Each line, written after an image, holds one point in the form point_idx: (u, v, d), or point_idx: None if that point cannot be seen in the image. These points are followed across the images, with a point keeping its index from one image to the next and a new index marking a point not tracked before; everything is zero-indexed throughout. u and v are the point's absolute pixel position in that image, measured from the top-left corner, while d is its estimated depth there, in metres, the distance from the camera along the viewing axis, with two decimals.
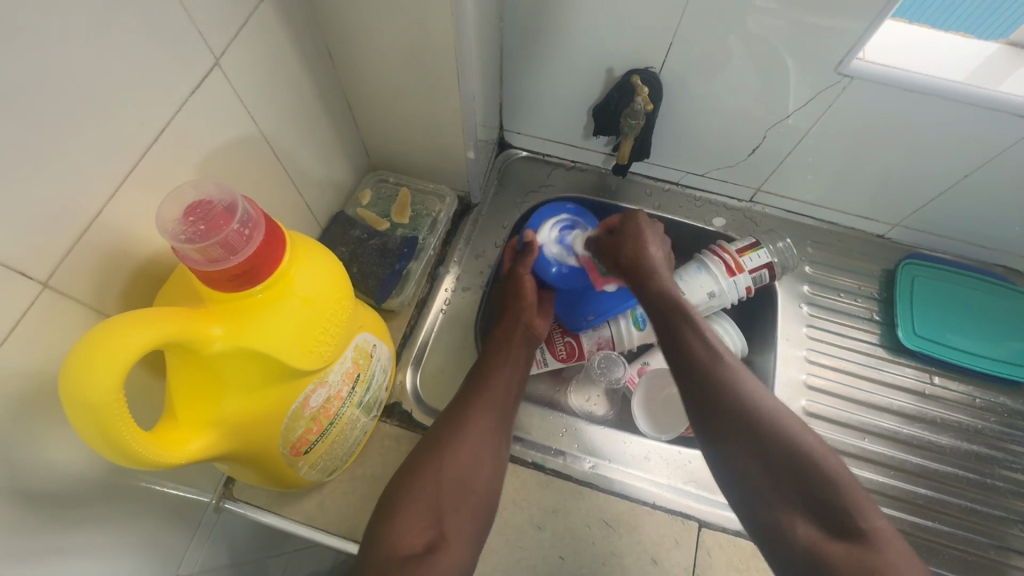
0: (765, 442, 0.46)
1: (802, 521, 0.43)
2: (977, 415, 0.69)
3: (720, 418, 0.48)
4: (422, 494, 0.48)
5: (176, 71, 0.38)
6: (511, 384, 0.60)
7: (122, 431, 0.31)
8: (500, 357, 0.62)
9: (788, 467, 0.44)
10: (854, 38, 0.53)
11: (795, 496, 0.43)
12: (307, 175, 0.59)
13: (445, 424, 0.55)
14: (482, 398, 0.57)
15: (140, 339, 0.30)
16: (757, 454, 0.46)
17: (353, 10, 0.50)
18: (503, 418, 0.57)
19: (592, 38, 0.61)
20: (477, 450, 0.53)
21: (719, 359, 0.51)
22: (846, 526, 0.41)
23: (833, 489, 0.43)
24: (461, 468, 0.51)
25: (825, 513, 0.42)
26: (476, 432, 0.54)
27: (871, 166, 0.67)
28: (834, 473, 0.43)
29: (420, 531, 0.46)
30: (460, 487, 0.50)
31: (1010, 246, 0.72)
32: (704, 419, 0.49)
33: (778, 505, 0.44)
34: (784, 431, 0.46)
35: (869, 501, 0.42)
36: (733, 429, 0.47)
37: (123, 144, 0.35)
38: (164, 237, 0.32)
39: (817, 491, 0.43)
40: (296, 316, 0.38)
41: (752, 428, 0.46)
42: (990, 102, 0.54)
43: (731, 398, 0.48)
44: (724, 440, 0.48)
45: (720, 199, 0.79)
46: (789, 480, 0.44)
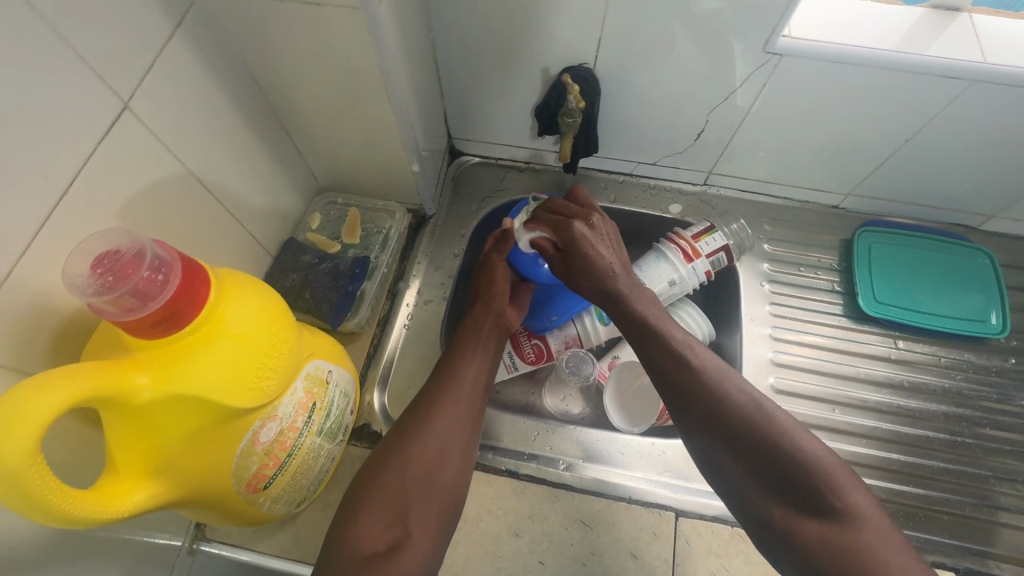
0: (733, 429, 0.45)
1: (778, 504, 0.43)
2: (944, 374, 0.70)
3: (698, 411, 0.47)
4: (387, 490, 0.47)
5: (82, 121, 0.37)
6: (481, 373, 0.58)
7: (47, 494, 0.30)
8: (469, 347, 0.60)
9: (760, 454, 0.44)
10: (777, 16, 0.53)
11: (777, 483, 0.43)
12: (249, 206, 0.58)
13: (414, 414, 0.53)
14: (451, 388, 0.55)
15: (55, 399, 0.30)
16: (727, 443, 0.45)
17: (271, 37, 0.49)
18: (474, 409, 0.55)
19: (521, 41, 0.62)
20: (445, 441, 0.51)
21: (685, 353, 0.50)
22: (819, 505, 0.41)
23: (808, 471, 0.42)
24: (428, 460, 0.49)
25: (800, 493, 0.42)
26: (445, 423, 0.52)
27: (814, 140, 0.67)
28: (808, 455, 0.43)
29: (383, 531, 0.45)
30: (427, 480, 0.49)
31: (963, 204, 0.73)
32: (677, 406, 0.48)
33: (754, 491, 0.44)
34: (757, 420, 0.44)
35: (850, 479, 0.42)
36: (704, 417, 0.46)
37: (31, 200, 0.35)
38: (74, 293, 0.33)
39: (789, 474, 0.43)
40: (228, 353, 0.37)
41: (721, 417, 0.46)
42: (917, 66, 0.55)
43: (707, 390, 0.47)
44: (697, 429, 0.47)
45: (675, 185, 0.79)
46: (769, 469, 0.43)
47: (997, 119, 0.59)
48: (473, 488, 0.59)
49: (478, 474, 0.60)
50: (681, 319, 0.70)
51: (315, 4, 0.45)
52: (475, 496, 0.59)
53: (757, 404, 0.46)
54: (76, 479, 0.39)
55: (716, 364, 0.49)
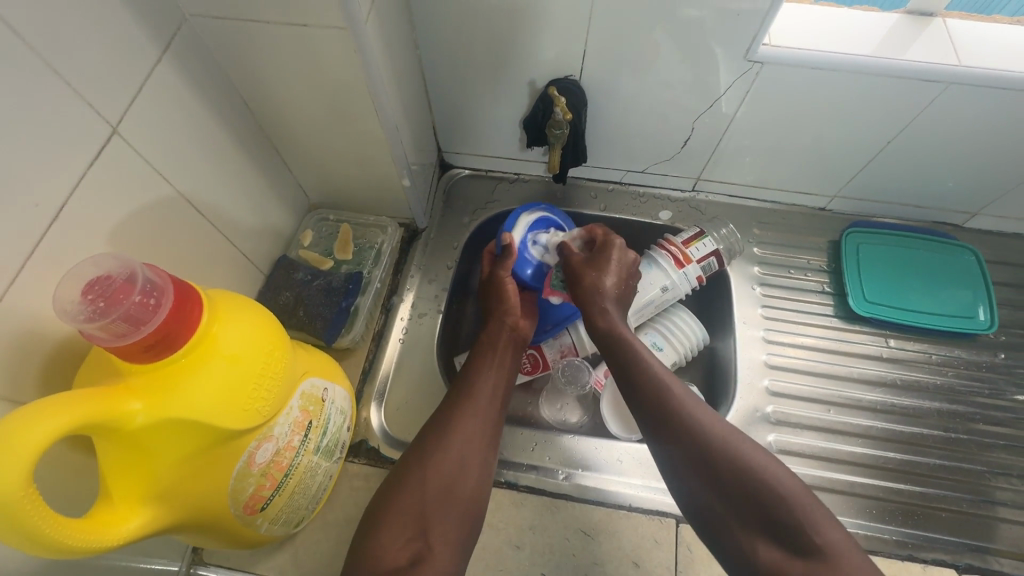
0: (713, 465, 0.45)
1: (764, 545, 0.42)
2: (936, 371, 0.71)
3: (680, 452, 0.47)
4: (408, 504, 0.47)
5: (72, 147, 0.38)
6: (499, 384, 0.58)
7: (40, 526, 0.30)
8: (485, 361, 0.59)
9: (740, 490, 0.44)
10: (757, 25, 0.54)
11: (758, 522, 0.43)
12: (240, 226, 0.59)
13: (434, 426, 0.53)
14: (468, 400, 0.55)
15: (47, 428, 0.30)
16: (710, 480, 0.45)
17: (259, 58, 0.50)
18: (492, 420, 0.55)
19: (508, 55, 0.62)
20: (464, 454, 0.51)
21: (667, 392, 0.50)
22: (802, 543, 0.41)
23: (788, 509, 0.42)
24: (447, 473, 0.49)
25: (782, 533, 0.42)
26: (464, 436, 0.52)
27: (798, 144, 0.68)
28: (785, 491, 0.43)
29: (403, 545, 0.45)
30: (446, 494, 0.48)
31: (947, 203, 0.74)
32: (659, 442, 0.49)
33: (739, 530, 0.44)
34: (736, 455, 0.45)
35: (828, 517, 0.42)
36: (687, 453, 0.47)
37: (21, 228, 0.35)
38: (65, 320, 0.32)
39: (771, 510, 0.42)
40: (222, 376, 0.37)
41: (701, 454, 0.46)
42: (895, 70, 0.56)
43: (689, 430, 0.47)
44: (680, 467, 0.47)
45: (665, 192, 0.80)
46: (749, 509, 0.43)
47: (975, 120, 0.60)
48: None
49: None
50: (675, 324, 0.71)
51: (301, 25, 0.46)
52: None
53: (733, 438, 0.46)
54: (68, 507, 0.38)
55: (694, 399, 0.50)
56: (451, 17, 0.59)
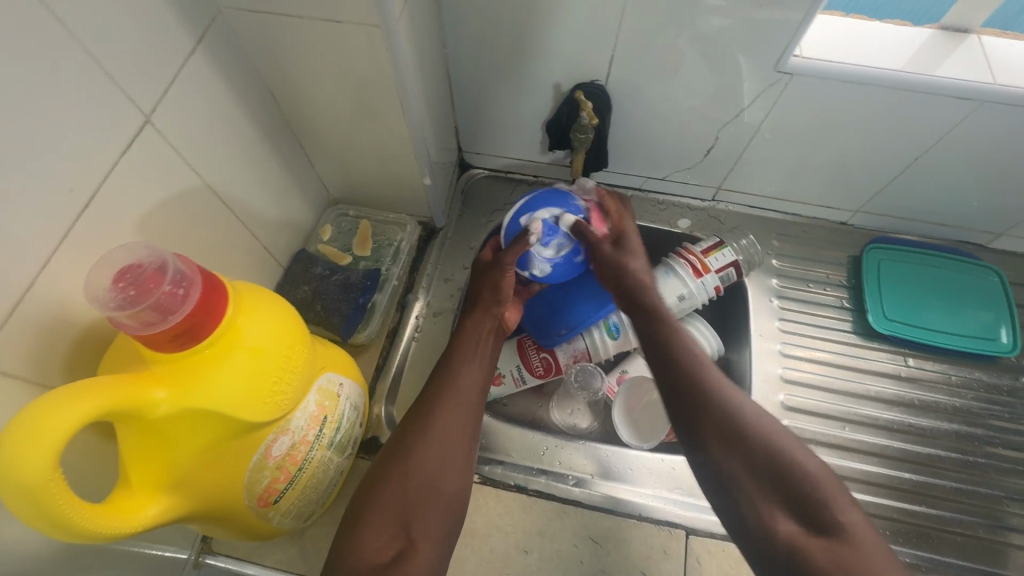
0: (745, 441, 0.43)
1: (784, 518, 0.40)
2: (955, 393, 0.70)
3: (706, 417, 0.44)
4: (389, 501, 0.46)
5: (106, 135, 0.38)
6: (480, 379, 0.56)
7: (63, 510, 0.30)
8: (468, 350, 0.57)
9: (768, 465, 0.42)
10: (789, 35, 0.54)
11: (780, 496, 0.41)
12: (263, 218, 0.59)
13: (412, 423, 0.51)
14: (449, 395, 0.53)
15: (75, 414, 0.30)
16: (742, 454, 0.42)
17: (288, 53, 0.50)
18: (474, 415, 0.53)
19: (534, 56, 0.62)
20: (444, 450, 0.50)
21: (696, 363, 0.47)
22: (824, 521, 0.39)
23: (813, 487, 0.40)
24: (428, 470, 0.48)
25: (802, 507, 0.40)
26: (445, 430, 0.51)
27: (824, 158, 0.68)
28: (809, 471, 0.41)
29: (386, 541, 0.44)
30: (427, 490, 0.47)
31: (971, 222, 0.73)
32: (681, 410, 0.46)
33: (759, 503, 0.41)
34: (768, 436, 0.43)
35: (847, 498, 0.41)
36: (717, 425, 0.44)
37: (55, 213, 0.36)
38: (96, 306, 0.33)
39: (794, 489, 0.41)
40: (243, 367, 0.37)
41: (737, 430, 0.43)
42: (927, 86, 0.55)
43: (718, 398, 0.45)
44: (706, 437, 0.44)
45: (684, 201, 0.80)
46: (772, 481, 0.41)
47: (1006, 139, 0.59)
48: (482, 503, 0.59)
49: (487, 489, 0.60)
50: (689, 334, 0.70)
51: (333, 21, 0.46)
52: (485, 512, 0.59)
53: (768, 420, 0.44)
54: (88, 490, 0.39)
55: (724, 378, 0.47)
56: (480, 17, 0.59)
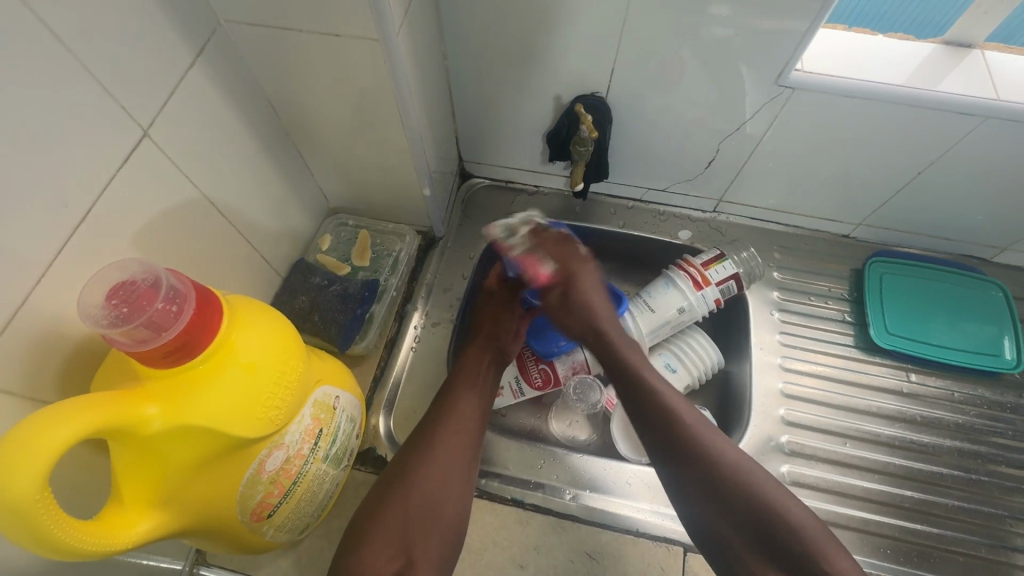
0: (734, 499, 0.46)
1: (767, 565, 0.45)
2: (958, 409, 0.69)
3: (692, 467, 0.48)
4: (390, 521, 0.46)
5: (102, 149, 0.38)
6: (481, 405, 0.56)
7: (50, 529, 0.30)
8: (469, 377, 0.58)
9: (756, 520, 0.45)
10: (791, 49, 0.53)
11: (762, 545, 0.45)
12: (263, 228, 0.59)
13: (415, 447, 0.51)
14: (450, 421, 0.53)
15: (65, 432, 0.30)
16: (726, 510, 0.46)
17: (288, 64, 0.50)
18: (475, 438, 0.54)
19: (535, 68, 0.62)
20: (445, 473, 0.50)
21: (683, 425, 0.49)
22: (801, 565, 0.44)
23: (796, 539, 0.44)
24: (429, 494, 0.48)
25: (785, 557, 0.44)
26: (447, 451, 0.51)
27: (827, 171, 0.67)
28: (794, 522, 0.45)
29: (386, 560, 0.45)
30: (429, 511, 0.48)
31: (976, 237, 0.72)
32: (673, 463, 0.49)
33: (746, 554, 0.46)
34: (749, 487, 0.46)
35: (828, 545, 0.45)
36: (702, 477, 0.47)
37: (49, 228, 0.35)
38: (88, 324, 0.33)
39: (776, 535, 0.45)
40: (237, 384, 0.37)
41: (720, 483, 0.47)
42: (930, 101, 0.55)
43: (703, 456, 0.48)
44: (691, 486, 0.48)
45: (685, 211, 0.79)
46: (756, 532, 0.45)
47: (1008, 155, 0.59)
48: (478, 516, 0.59)
49: (483, 502, 0.59)
50: (689, 347, 0.69)
51: (333, 35, 0.46)
52: (481, 525, 0.59)
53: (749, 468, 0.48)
54: (79, 507, 0.38)
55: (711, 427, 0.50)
56: (480, 29, 0.59)
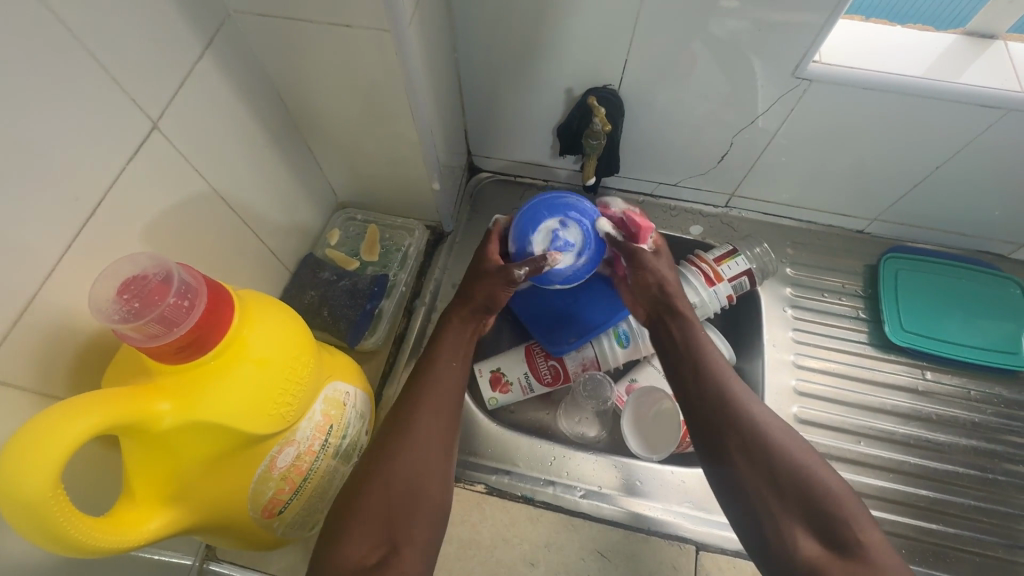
0: (771, 461, 0.43)
1: (804, 537, 0.41)
2: (974, 408, 0.68)
3: (728, 428, 0.45)
4: (370, 508, 0.44)
5: (111, 143, 0.38)
6: (458, 380, 0.53)
7: (64, 526, 0.30)
8: (445, 352, 0.55)
9: (791, 485, 0.42)
10: (809, 41, 0.52)
11: (799, 511, 0.41)
12: (271, 222, 0.59)
13: (391, 430, 0.49)
14: (427, 400, 0.50)
15: (79, 429, 0.29)
16: (762, 474, 0.43)
17: (296, 55, 0.49)
18: (455, 416, 0.51)
19: (546, 60, 0.61)
20: (425, 455, 0.47)
21: (723, 387, 0.47)
22: (842, 540, 0.40)
23: (833, 502, 0.41)
24: (409, 477, 0.46)
25: (824, 525, 0.41)
26: (425, 432, 0.48)
27: (843, 165, 0.66)
28: (829, 486, 0.42)
29: (369, 549, 0.42)
30: (411, 495, 0.45)
31: (994, 232, 0.71)
32: (707, 427, 0.46)
33: (782, 521, 0.41)
34: (785, 449, 0.43)
35: (866, 516, 0.41)
36: (739, 438, 0.44)
37: (59, 222, 0.35)
38: (99, 318, 0.32)
39: (814, 500, 0.41)
40: (249, 380, 0.37)
41: (759, 444, 0.44)
42: (951, 94, 0.53)
43: (741, 417, 0.45)
44: (728, 449, 0.44)
45: (696, 207, 0.78)
46: (793, 497, 0.42)
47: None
48: (488, 513, 0.58)
49: (493, 499, 0.59)
50: None
51: (342, 26, 0.45)
52: (491, 522, 0.58)
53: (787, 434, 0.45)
54: (91, 504, 0.38)
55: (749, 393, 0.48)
56: (491, 20, 0.58)
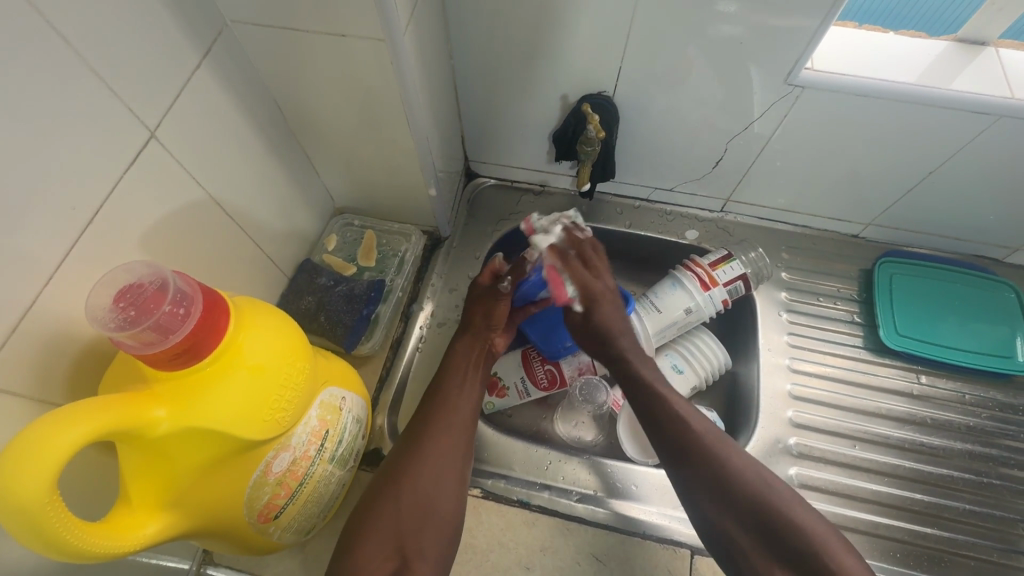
0: (736, 488, 0.47)
1: (771, 562, 0.45)
2: (969, 411, 0.68)
3: (698, 456, 0.49)
4: (385, 522, 0.46)
5: (109, 151, 0.38)
6: (472, 400, 0.56)
7: (61, 531, 0.30)
8: (459, 367, 0.58)
9: (756, 512, 0.46)
10: (802, 47, 0.53)
11: (765, 538, 0.45)
12: (268, 228, 0.59)
13: (405, 446, 0.51)
14: (441, 418, 0.53)
15: (75, 435, 0.30)
16: (729, 500, 0.47)
17: (293, 64, 0.50)
18: (467, 434, 0.53)
19: (541, 67, 0.62)
20: (438, 471, 0.50)
21: (690, 416, 0.51)
22: (809, 567, 0.43)
23: (799, 530, 0.44)
24: (422, 494, 0.48)
25: (788, 551, 0.44)
26: (440, 449, 0.51)
27: (837, 170, 0.66)
28: (796, 517, 0.45)
29: (382, 561, 0.45)
30: (424, 510, 0.48)
31: (988, 237, 0.71)
32: (679, 455, 0.50)
33: (747, 546, 0.46)
34: (751, 479, 0.47)
35: (835, 544, 0.44)
36: (707, 467, 0.48)
37: (58, 230, 0.36)
38: (96, 327, 0.33)
39: (780, 528, 0.45)
40: (245, 386, 0.37)
41: (725, 474, 0.48)
42: (943, 99, 0.54)
43: (712, 449, 0.49)
44: (698, 478, 0.48)
45: (692, 211, 0.79)
46: (758, 523, 0.46)
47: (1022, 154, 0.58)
48: (484, 518, 0.59)
49: (489, 504, 0.59)
50: (696, 347, 0.69)
51: (338, 35, 0.46)
52: (486, 526, 0.58)
53: (752, 465, 0.49)
54: (88, 509, 0.39)
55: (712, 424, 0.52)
56: (486, 28, 0.58)
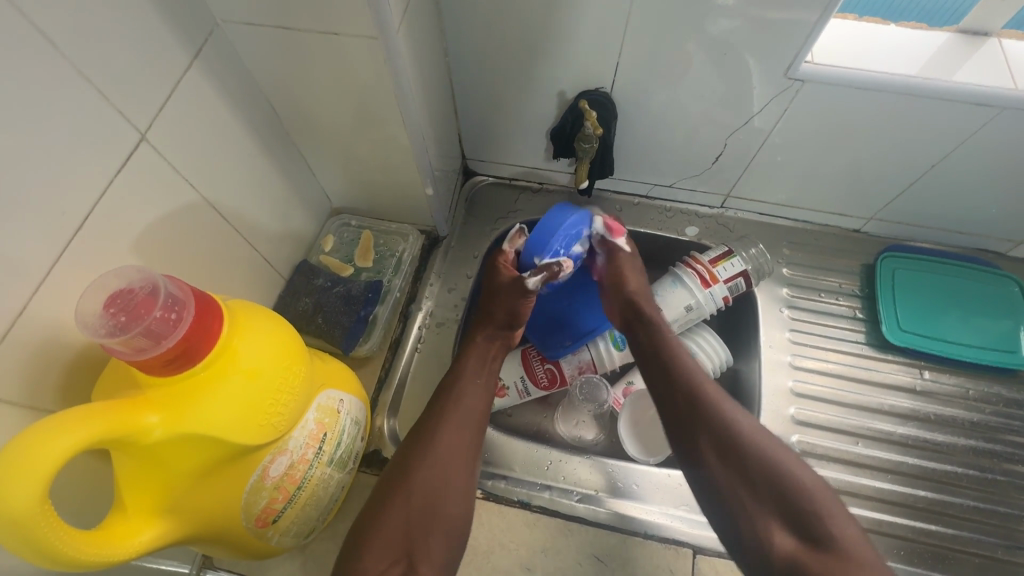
0: (740, 454, 0.47)
1: (779, 530, 0.43)
2: (973, 407, 0.67)
3: (701, 426, 0.49)
4: (392, 522, 0.46)
5: (100, 155, 0.38)
6: (483, 399, 0.56)
7: (53, 540, 0.30)
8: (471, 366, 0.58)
9: (761, 479, 0.45)
10: (801, 41, 0.52)
11: (772, 505, 0.44)
12: (264, 229, 0.59)
13: (414, 443, 0.51)
14: (451, 416, 0.53)
15: (67, 442, 0.29)
16: (731, 466, 0.46)
17: (287, 64, 0.49)
18: (476, 434, 0.53)
19: (538, 64, 0.61)
20: (445, 471, 0.49)
21: (695, 390, 0.51)
22: (816, 534, 0.42)
23: (801, 494, 0.44)
24: (431, 493, 0.48)
25: (796, 518, 0.43)
26: (449, 448, 0.51)
27: (837, 165, 0.66)
28: (801, 481, 0.44)
29: (388, 564, 0.44)
30: (430, 511, 0.47)
31: (991, 230, 0.71)
32: (681, 427, 0.50)
33: (754, 512, 0.45)
34: (757, 446, 0.47)
35: (841, 510, 0.43)
36: (710, 435, 0.48)
37: (46, 236, 0.35)
38: (86, 334, 0.32)
39: (784, 494, 0.44)
40: (240, 390, 0.37)
41: (729, 441, 0.47)
42: (944, 93, 0.53)
43: (716, 420, 0.49)
44: (701, 446, 0.48)
45: (692, 207, 0.78)
46: (766, 491, 0.45)
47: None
48: (484, 519, 0.58)
49: (489, 504, 0.59)
50: (696, 344, 0.68)
51: (331, 34, 0.45)
52: (486, 527, 0.58)
53: (759, 435, 0.48)
54: (81, 517, 0.38)
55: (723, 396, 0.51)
56: (482, 25, 0.58)
